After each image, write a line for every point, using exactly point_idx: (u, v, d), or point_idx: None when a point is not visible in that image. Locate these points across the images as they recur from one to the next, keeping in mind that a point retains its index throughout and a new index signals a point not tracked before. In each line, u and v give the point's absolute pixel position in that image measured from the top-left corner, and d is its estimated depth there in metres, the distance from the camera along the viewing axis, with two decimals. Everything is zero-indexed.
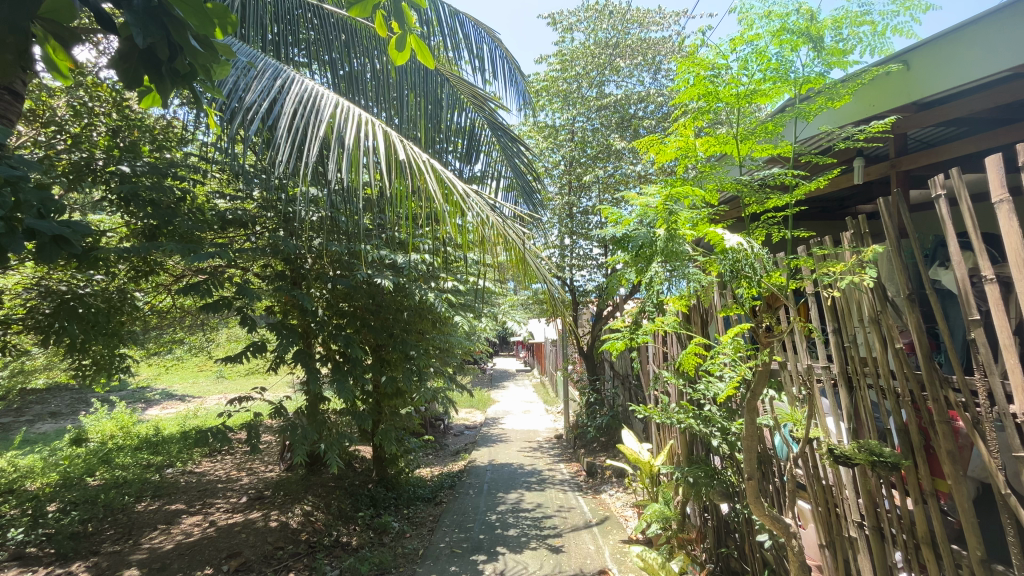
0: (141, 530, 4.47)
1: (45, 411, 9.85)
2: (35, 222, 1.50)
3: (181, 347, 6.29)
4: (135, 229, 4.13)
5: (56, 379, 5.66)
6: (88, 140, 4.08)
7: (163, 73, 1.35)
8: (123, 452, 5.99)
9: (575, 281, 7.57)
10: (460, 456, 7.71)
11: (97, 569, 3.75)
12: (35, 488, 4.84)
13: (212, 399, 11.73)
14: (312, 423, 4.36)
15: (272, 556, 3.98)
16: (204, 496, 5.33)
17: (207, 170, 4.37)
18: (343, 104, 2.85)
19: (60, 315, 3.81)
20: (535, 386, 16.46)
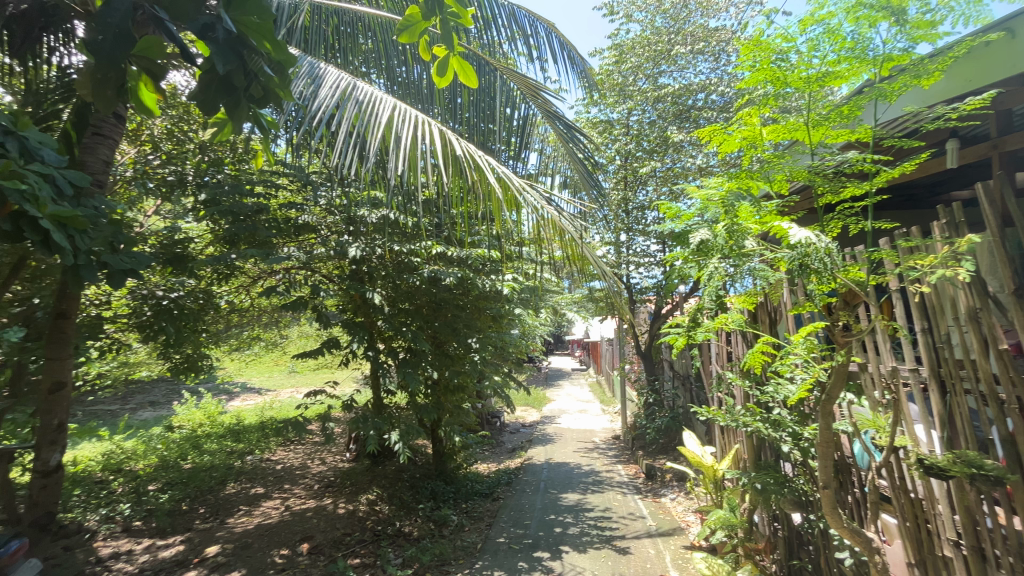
0: (227, 510, 4.87)
1: (146, 400, 10.91)
2: (113, 261, 2.32)
3: (259, 343, 6.78)
4: (218, 235, 4.53)
5: (155, 372, 6.29)
6: (180, 157, 4.56)
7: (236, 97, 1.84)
8: (212, 438, 6.55)
9: (631, 279, 7.34)
10: (517, 454, 7.78)
11: (190, 543, 4.14)
12: (138, 469, 5.40)
13: (287, 393, 12.51)
14: (376, 416, 4.57)
15: (340, 541, 4.22)
16: (280, 482, 5.73)
17: (280, 179, 4.69)
18: (400, 108, 2.97)
19: (159, 318, 4.33)
20: (591, 386, 16.24)
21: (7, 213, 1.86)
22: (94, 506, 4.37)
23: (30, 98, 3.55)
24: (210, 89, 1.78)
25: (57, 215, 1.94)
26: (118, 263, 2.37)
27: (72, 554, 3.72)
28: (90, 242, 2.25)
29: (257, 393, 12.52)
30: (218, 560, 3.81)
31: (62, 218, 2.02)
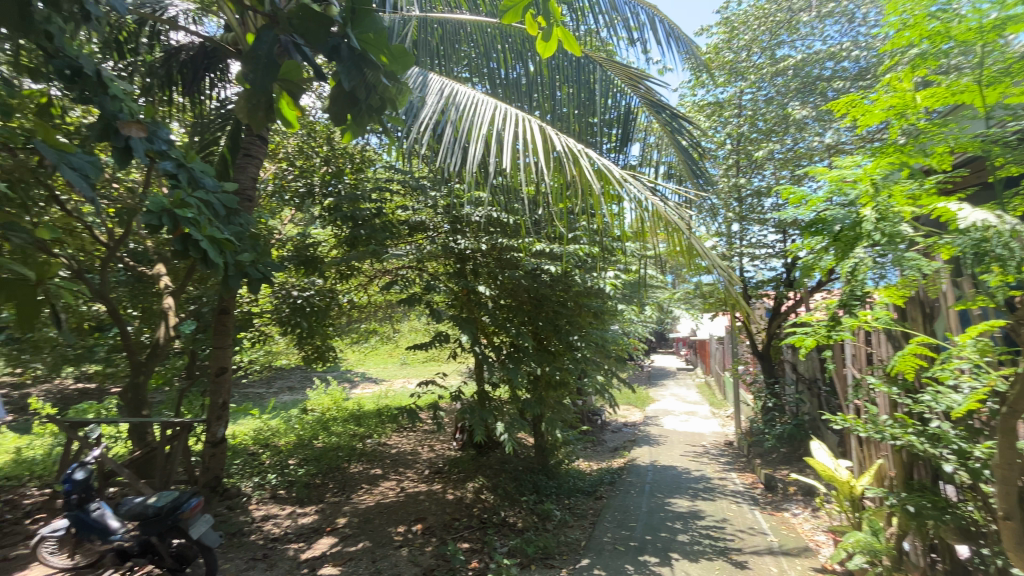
0: (352, 486, 5.38)
1: (285, 385, 12.44)
2: (251, 271, 3.16)
3: (376, 336, 7.39)
4: (342, 238, 5.03)
5: (292, 360, 7.15)
6: (311, 169, 5.16)
7: (361, 109, 2.01)
8: (338, 421, 7.29)
9: (745, 272, 6.76)
10: (619, 453, 7.60)
11: (323, 513, 4.64)
12: (281, 444, 6.18)
13: (399, 382, 13.48)
14: (482, 407, 4.76)
15: (450, 525, 4.46)
16: (397, 465, 6.18)
17: (393, 185, 5.07)
18: (501, 107, 3.05)
19: (294, 313, 5.12)
20: (699, 386, 15.26)
21: (180, 234, 2.73)
22: (249, 474, 5.11)
23: (198, 128, 4.24)
24: (339, 103, 2.01)
25: (211, 236, 2.77)
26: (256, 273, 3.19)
27: (233, 514, 4.37)
28: (237, 256, 3.11)
29: (374, 382, 13.64)
30: (346, 531, 4.24)
31: (216, 239, 2.87)
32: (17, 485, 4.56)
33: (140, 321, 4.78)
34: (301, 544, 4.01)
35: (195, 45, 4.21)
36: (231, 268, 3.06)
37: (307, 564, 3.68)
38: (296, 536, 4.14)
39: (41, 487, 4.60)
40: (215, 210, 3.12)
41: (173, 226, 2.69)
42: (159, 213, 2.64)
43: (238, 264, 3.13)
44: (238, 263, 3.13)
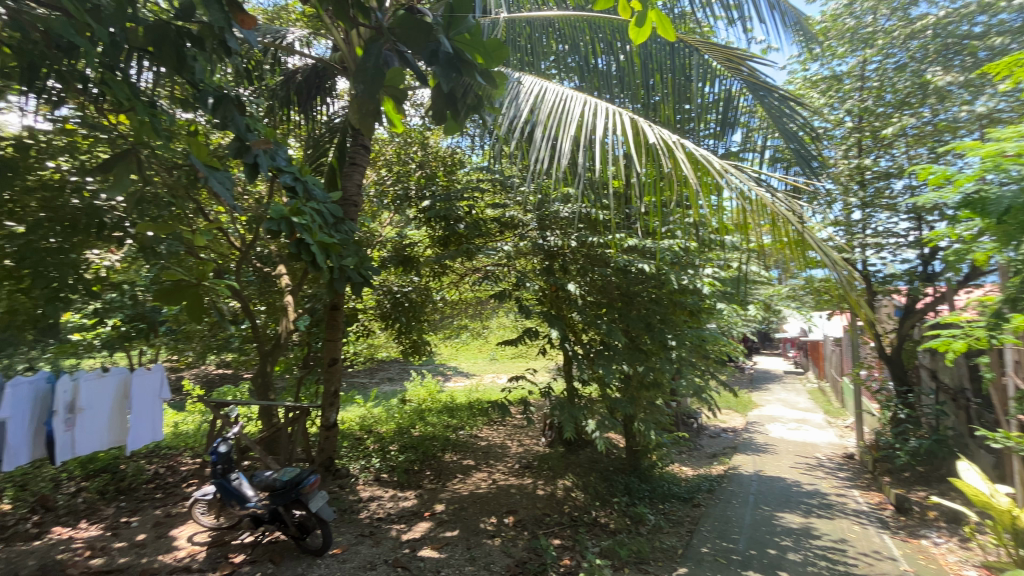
0: (447, 474, 5.63)
1: (385, 375, 13.36)
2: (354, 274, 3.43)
3: (468, 331, 7.65)
4: (435, 237, 5.32)
5: (391, 354, 7.65)
6: (408, 174, 5.46)
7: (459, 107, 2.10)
8: (433, 412, 7.67)
9: (870, 265, 5.99)
10: (717, 460, 7.13)
11: (422, 498, 4.91)
12: (383, 431, 6.65)
13: (489, 377, 13.84)
14: (571, 404, 4.74)
15: (541, 520, 4.51)
16: (488, 456, 6.35)
17: (484, 185, 5.22)
18: (591, 102, 2.99)
19: (394, 309, 5.58)
20: (812, 391, 13.83)
21: (295, 239, 3.07)
22: (357, 457, 5.56)
23: (311, 141, 4.69)
24: (439, 103, 2.09)
25: (321, 240, 3.07)
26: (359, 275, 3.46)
27: (343, 492, 4.78)
28: (342, 260, 3.40)
29: (465, 375, 14.15)
30: (442, 517, 4.45)
31: (325, 243, 3.18)
32: (175, 454, 5.39)
33: (266, 314, 5.42)
34: (402, 525, 4.28)
35: (308, 66, 4.68)
36: (337, 271, 3.37)
37: (408, 544, 3.93)
38: (398, 518, 4.42)
39: (193, 456, 5.39)
40: (325, 218, 3.45)
41: (289, 232, 3.04)
42: (277, 221, 2.99)
43: (342, 268, 3.43)
44: (343, 266, 3.43)
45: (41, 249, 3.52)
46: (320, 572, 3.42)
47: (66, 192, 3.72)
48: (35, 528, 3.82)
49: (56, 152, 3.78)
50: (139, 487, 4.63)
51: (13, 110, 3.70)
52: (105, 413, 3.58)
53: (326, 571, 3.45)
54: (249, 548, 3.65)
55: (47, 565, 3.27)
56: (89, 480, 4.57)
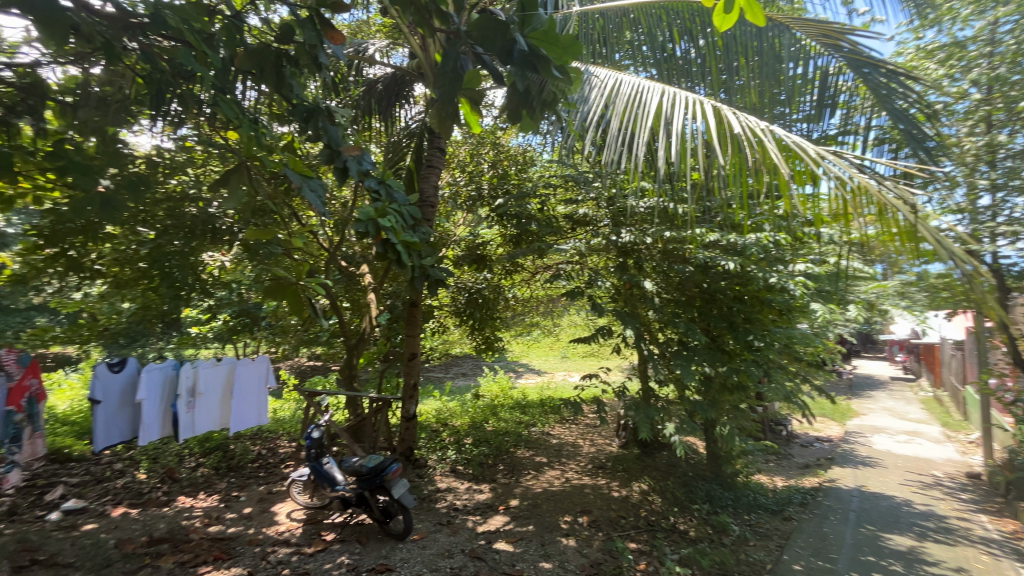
0: (520, 470, 5.68)
1: (459, 370, 13.77)
2: (432, 272, 3.57)
3: (539, 329, 7.67)
4: (508, 235, 5.40)
5: (465, 350, 7.86)
6: (480, 174, 5.58)
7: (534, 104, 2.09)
8: (506, 408, 7.78)
9: (1002, 258, 5.20)
10: (811, 472, 6.57)
11: (496, 492, 5.00)
12: (458, 424, 6.86)
13: (560, 375, 13.78)
14: (648, 406, 4.60)
15: (616, 522, 4.42)
16: (561, 455, 6.32)
17: (554, 182, 5.26)
18: (670, 91, 2.86)
19: (469, 305, 5.73)
20: (925, 401, 12.30)
21: (381, 240, 3.27)
22: (434, 449, 5.78)
23: (391, 147, 4.92)
24: (513, 100, 2.07)
25: (405, 240, 3.27)
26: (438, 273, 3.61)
27: (422, 482, 5.00)
28: (421, 260, 3.56)
29: (536, 373, 14.20)
30: (517, 512, 4.51)
31: (407, 242, 3.38)
32: (275, 437, 5.94)
33: (350, 311, 5.77)
34: (478, 517, 4.39)
35: (387, 75, 4.95)
36: (417, 270, 3.53)
37: (483, 536, 4.03)
38: (474, 509, 4.55)
39: (290, 440, 5.89)
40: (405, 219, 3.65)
41: (376, 233, 3.23)
42: (366, 222, 3.18)
43: (422, 267, 3.59)
44: (422, 265, 3.59)
45: (168, 252, 4.03)
46: (402, 555, 3.61)
47: (186, 202, 4.22)
48: (165, 496, 4.38)
49: (179, 167, 4.31)
50: (246, 465, 5.14)
51: (145, 133, 4.27)
52: (215, 400, 3.99)
53: (408, 555, 3.63)
54: (339, 527, 3.93)
55: (174, 528, 3.74)
56: (206, 457, 5.16)
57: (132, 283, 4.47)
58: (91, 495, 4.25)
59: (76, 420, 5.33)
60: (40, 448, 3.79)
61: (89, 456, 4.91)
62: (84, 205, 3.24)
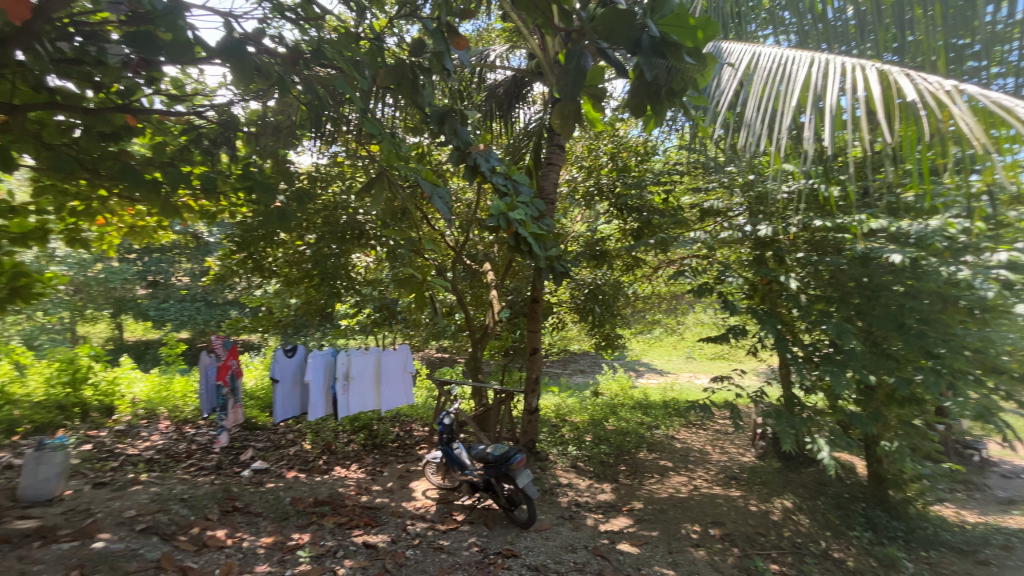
0: (643, 472, 5.48)
1: (577, 367, 13.75)
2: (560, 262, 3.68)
3: (661, 327, 7.33)
4: (627, 230, 5.26)
5: (584, 347, 7.81)
6: (598, 168, 5.49)
7: (661, 95, 2.01)
8: (626, 408, 7.56)
9: None
10: (1017, 509, 5.30)
11: (618, 492, 4.90)
12: (577, 421, 6.85)
13: (684, 376, 13.00)
14: (791, 415, 4.12)
15: (754, 539, 4.05)
16: (688, 460, 5.96)
17: (676, 172, 5.07)
18: (822, 58, 2.46)
19: (590, 300, 5.65)
20: None
21: (512, 232, 3.42)
22: (555, 443, 5.85)
23: (510, 147, 5.07)
24: (638, 93, 2.02)
25: (534, 231, 3.41)
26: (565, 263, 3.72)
27: (544, 474, 5.09)
28: (548, 251, 3.67)
29: (658, 373, 13.58)
30: (641, 515, 4.36)
31: (536, 234, 3.51)
32: (411, 420, 6.52)
33: (473, 306, 6.09)
34: (600, 515, 4.35)
35: (507, 78, 5.10)
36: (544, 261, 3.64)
37: (606, 535, 3.98)
38: (596, 508, 4.51)
39: (423, 425, 6.42)
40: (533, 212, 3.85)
41: (507, 227, 3.40)
42: (496, 216, 3.35)
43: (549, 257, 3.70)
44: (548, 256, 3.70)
45: (326, 254, 4.66)
46: (527, 544, 3.72)
47: (338, 211, 4.83)
48: (325, 465, 5.07)
49: (332, 179, 4.94)
50: (387, 445, 5.73)
51: (306, 153, 4.98)
52: (367, 384, 4.49)
53: (532, 544, 3.73)
54: (468, 509, 4.19)
55: (333, 494, 4.31)
56: (356, 434, 5.85)
57: (298, 282, 5.27)
58: (272, 458, 5.10)
59: (260, 395, 6.43)
60: (240, 416, 4.67)
61: (269, 426, 5.89)
62: (266, 216, 3.90)
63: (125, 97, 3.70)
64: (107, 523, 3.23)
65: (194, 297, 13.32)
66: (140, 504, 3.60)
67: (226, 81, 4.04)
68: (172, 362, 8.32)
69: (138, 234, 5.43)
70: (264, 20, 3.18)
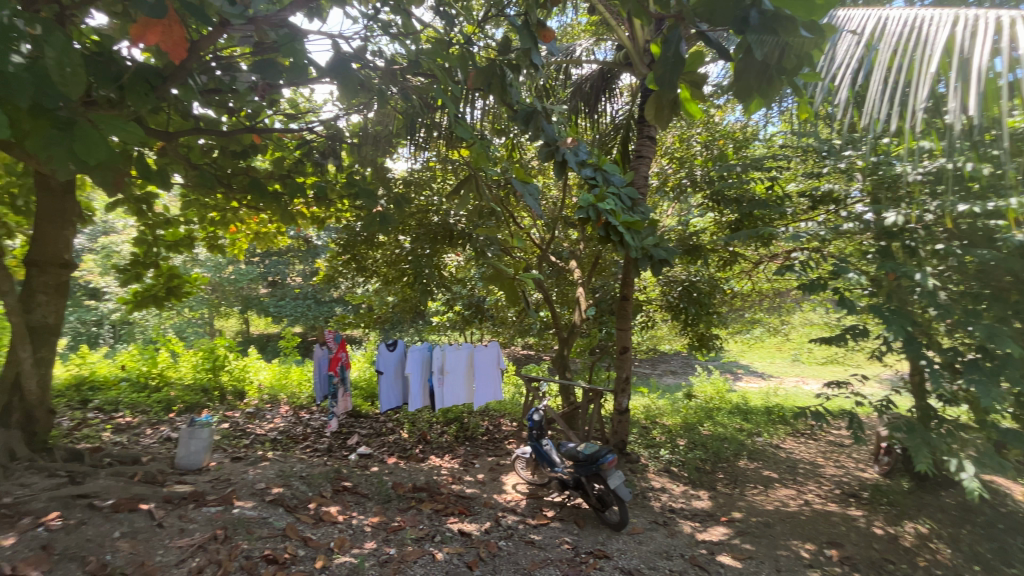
0: (745, 482, 5.12)
1: (668, 368, 13.19)
2: (654, 253, 3.56)
3: (763, 326, 6.79)
4: (724, 223, 4.96)
5: (675, 347, 7.46)
6: (690, 159, 5.22)
7: (772, 73, 1.77)
8: (724, 412, 7.10)
9: None
10: None
11: (716, 501, 4.63)
12: (669, 424, 6.57)
13: (790, 380, 11.93)
14: (928, 429, 3.61)
15: (881, 566, 3.61)
16: (796, 472, 5.46)
17: (780, 156, 4.67)
18: (973, 15, 2.01)
19: (683, 299, 5.35)
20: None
21: (602, 223, 3.37)
22: (646, 445, 5.67)
23: (597, 142, 5.02)
24: (744, 74, 1.80)
25: (626, 221, 3.31)
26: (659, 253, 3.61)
27: (635, 477, 4.95)
28: (641, 241, 3.55)
29: (760, 376, 12.60)
30: (743, 527, 4.09)
31: (628, 223, 3.40)
32: (499, 416, 6.69)
33: (560, 304, 6.09)
34: (697, 524, 4.15)
35: (594, 72, 4.96)
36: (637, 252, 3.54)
37: (705, 545, 3.78)
38: (692, 515, 4.30)
39: (511, 420, 6.56)
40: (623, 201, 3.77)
41: (597, 218, 3.36)
42: (586, 208, 3.34)
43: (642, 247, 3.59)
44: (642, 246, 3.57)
45: (421, 255, 4.92)
46: (619, 546, 3.65)
47: (431, 213, 5.09)
48: (421, 454, 5.37)
49: (425, 183, 5.22)
50: (478, 438, 5.92)
51: (401, 159, 5.28)
52: (460, 378, 4.65)
53: (625, 547, 3.65)
54: (558, 506, 4.21)
55: (430, 481, 4.56)
56: (448, 426, 6.13)
57: (396, 281, 5.61)
58: (374, 444, 5.50)
59: (363, 386, 6.96)
60: (347, 404, 5.10)
61: (371, 414, 6.37)
62: (370, 220, 4.21)
63: (253, 119, 4.20)
64: (244, 492, 3.71)
65: (306, 296, 14.77)
66: (269, 478, 4.07)
67: (333, 97, 4.40)
68: (289, 354, 9.31)
69: (262, 239, 6.13)
70: (367, 38, 3.42)
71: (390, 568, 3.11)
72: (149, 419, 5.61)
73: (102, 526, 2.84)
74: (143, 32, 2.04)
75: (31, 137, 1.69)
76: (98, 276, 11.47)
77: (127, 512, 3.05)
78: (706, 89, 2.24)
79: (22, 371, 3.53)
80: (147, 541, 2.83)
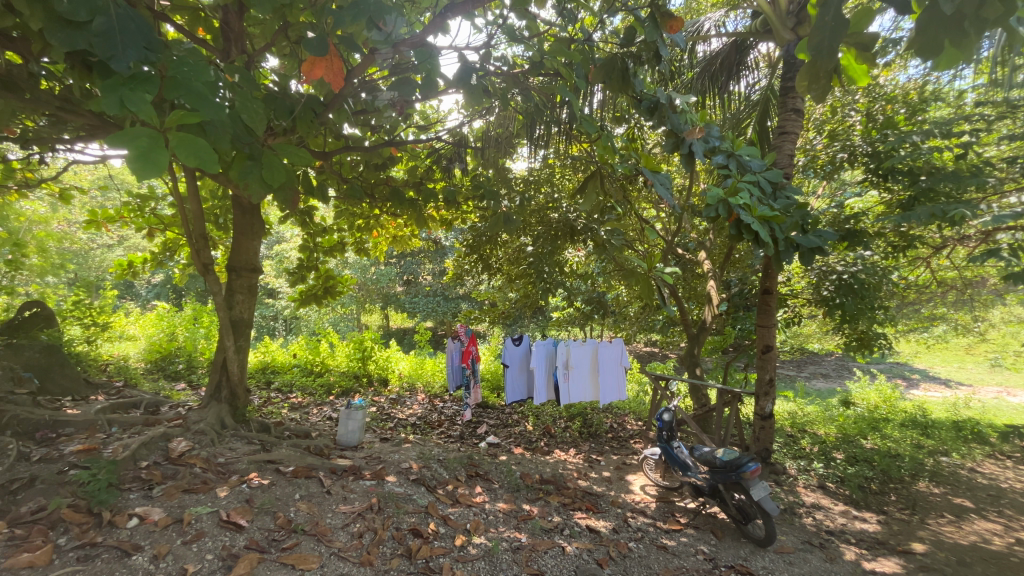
0: (926, 509, 4.30)
1: (817, 370, 11.65)
2: (802, 241, 3.03)
3: (948, 324, 5.64)
4: (893, 203, 4.23)
5: (827, 347, 6.57)
6: (847, 131, 4.53)
7: (968, 24, 1.33)
8: (894, 424, 6.06)
9: None
10: None
11: (888, 528, 3.97)
12: (822, 434, 5.81)
13: (988, 390, 9.74)
14: None
15: None
16: (1000, 504, 4.45)
17: (971, 117, 3.84)
18: None
19: (839, 292, 4.58)
20: None
21: (734, 219, 3.06)
22: (794, 456, 5.08)
23: (730, 123, 4.65)
24: (927, 28, 1.37)
25: (761, 217, 2.92)
26: (807, 241, 3.05)
27: (782, 490, 4.47)
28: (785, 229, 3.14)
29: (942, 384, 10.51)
30: (926, 562, 3.45)
31: (766, 218, 3.05)
32: (623, 414, 6.54)
33: (688, 299, 5.72)
34: (864, 551, 3.60)
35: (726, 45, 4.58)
36: (781, 242, 3.11)
37: None
38: (856, 541, 3.75)
39: (636, 419, 6.36)
40: (763, 187, 3.36)
41: (728, 213, 3.07)
42: (716, 204, 3.07)
43: (786, 237, 3.12)
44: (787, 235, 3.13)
45: (542, 251, 5.00)
46: (765, 564, 3.33)
47: (551, 210, 5.13)
48: (546, 447, 5.47)
49: (545, 181, 5.28)
50: (602, 435, 5.85)
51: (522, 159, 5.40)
52: (585, 374, 4.64)
53: (771, 566, 3.33)
54: (691, 513, 3.97)
55: (556, 474, 4.62)
56: (572, 421, 6.16)
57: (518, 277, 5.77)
58: (502, 434, 5.75)
59: (489, 378, 7.31)
60: (477, 395, 5.39)
61: (497, 406, 6.66)
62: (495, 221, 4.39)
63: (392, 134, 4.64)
64: (392, 469, 4.14)
65: (436, 293, 15.96)
66: (411, 458, 4.49)
67: (459, 106, 4.67)
68: (423, 347, 10.16)
69: (399, 242, 6.76)
70: (490, 45, 3.56)
71: (521, 555, 3.22)
72: (315, 400, 6.55)
73: (287, 488, 3.39)
74: (312, 68, 2.35)
75: (233, 169, 2.04)
76: (275, 278, 13.71)
77: (304, 478, 3.60)
78: (875, 48, 1.87)
79: (227, 357, 4.36)
80: (320, 504, 3.31)
